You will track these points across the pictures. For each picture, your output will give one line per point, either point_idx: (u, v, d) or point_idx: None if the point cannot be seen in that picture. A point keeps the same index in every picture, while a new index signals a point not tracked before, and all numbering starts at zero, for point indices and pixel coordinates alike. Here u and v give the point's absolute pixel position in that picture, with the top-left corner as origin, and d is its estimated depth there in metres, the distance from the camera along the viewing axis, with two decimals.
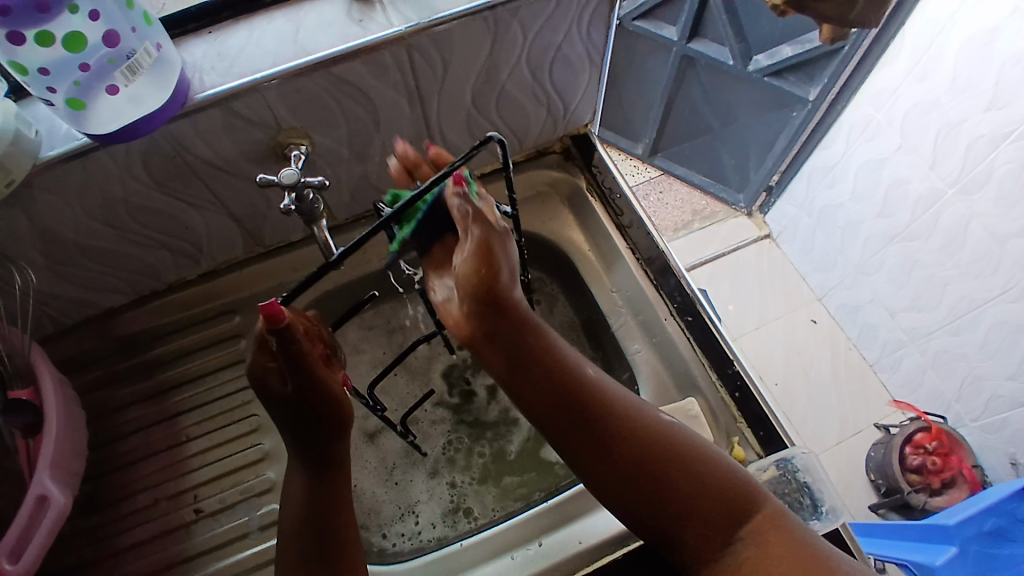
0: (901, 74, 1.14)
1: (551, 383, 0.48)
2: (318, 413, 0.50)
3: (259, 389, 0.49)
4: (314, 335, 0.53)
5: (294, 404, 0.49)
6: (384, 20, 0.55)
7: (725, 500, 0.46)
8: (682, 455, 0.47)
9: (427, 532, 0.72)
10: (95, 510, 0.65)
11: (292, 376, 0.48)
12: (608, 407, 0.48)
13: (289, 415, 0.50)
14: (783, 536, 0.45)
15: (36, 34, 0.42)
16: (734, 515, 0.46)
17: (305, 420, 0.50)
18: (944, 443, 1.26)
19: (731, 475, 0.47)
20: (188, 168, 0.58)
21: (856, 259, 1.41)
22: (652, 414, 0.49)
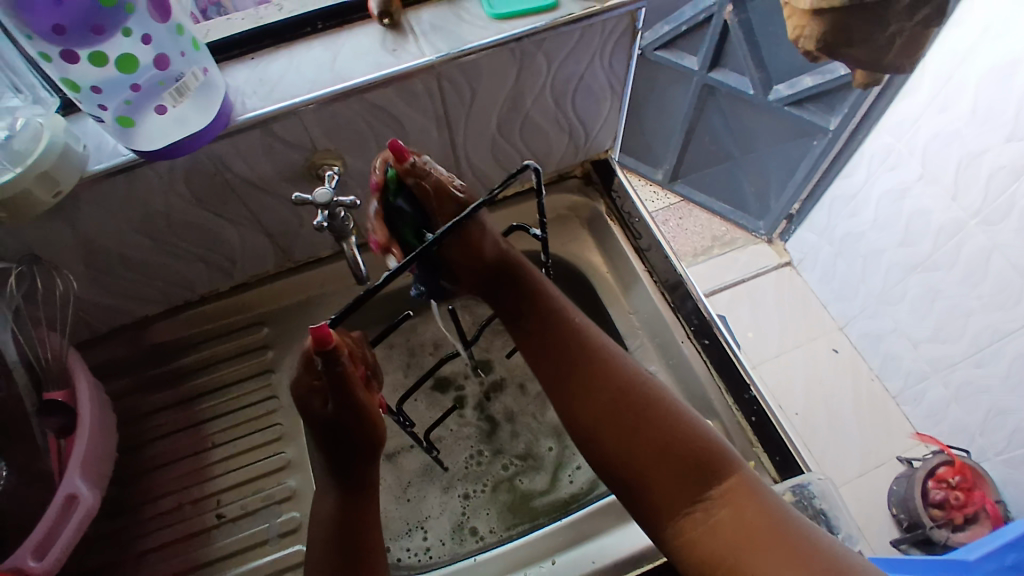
0: (922, 105, 1.14)
1: (553, 344, 0.56)
2: (354, 432, 0.51)
3: (302, 407, 0.51)
4: (357, 357, 0.55)
5: (333, 424, 0.51)
6: (417, 50, 0.58)
7: (698, 458, 0.49)
8: (662, 412, 0.51)
9: (437, 549, 0.73)
10: (121, 511, 0.67)
11: (335, 396, 0.49)
12: (594, 362, 0.54)
13: (330, 436, 0.51)
14: (755, 502, 0.46)
15: (90, 55, 0.46)
16: (707, 474, 0.48)
17: (342, 440, 0.52)
18: (967, 477, 1.23)
19: (703, 440, 0.50)
20: (227, 185, 0.61)
21: (877, 289, 1.40)
22: (635, 374, 0.54)
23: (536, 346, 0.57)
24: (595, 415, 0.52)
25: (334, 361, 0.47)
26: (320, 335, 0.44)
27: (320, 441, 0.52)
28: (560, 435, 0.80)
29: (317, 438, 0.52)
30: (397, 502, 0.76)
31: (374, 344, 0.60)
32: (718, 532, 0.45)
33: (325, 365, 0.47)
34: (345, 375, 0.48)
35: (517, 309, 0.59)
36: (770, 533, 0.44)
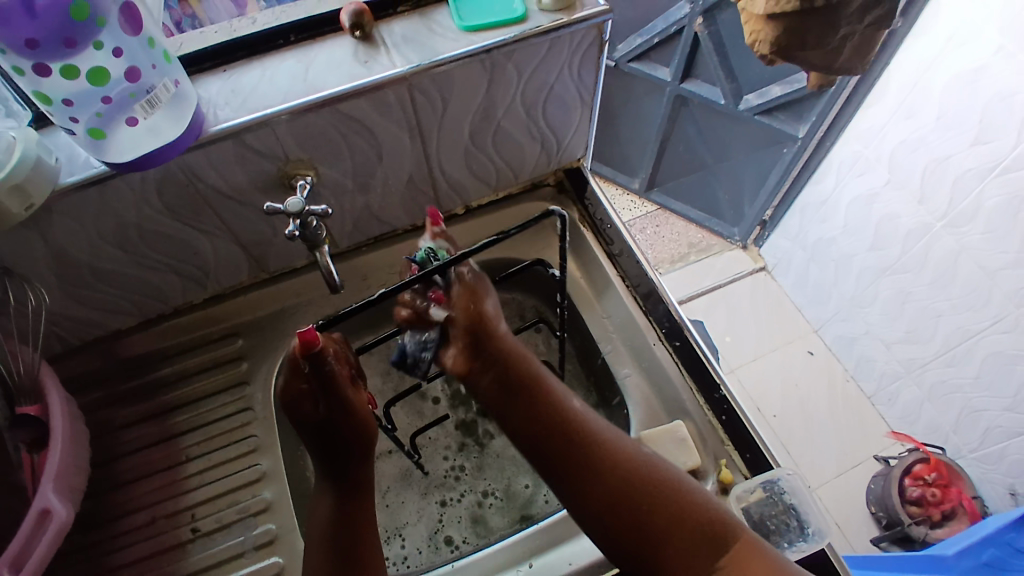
0: (888, 113, 1.18)
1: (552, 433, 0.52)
2: (342, 432, 0.53)
3: (290, 408, 0.53)
4: (342, 357, 0.55)
5: (318, 422, 0.53)
6: (388, 62, 0.59)
7: (705, 529, 0.48)
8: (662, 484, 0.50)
9: (412, 559, 0.73)
10: (92, 527, 0.66)
11: (325, 398, 0.52)
12: (591, 440, 0.52)
13: (315, 434, 0.53)
14: (764, 568, 0.46)
15: (62, 67, 0.46)
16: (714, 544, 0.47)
17: (331, 436, 0.53)
18: (943, 474, 1.26)
19: (707, 507, 0.49)
20: (199, 196, 0.61)
21: (850, 292, 1.43)
22: (635, 447, 0.52)
23: (537, 441, 0.52)
24: (599, 500, 0.49)
25: (319, 361, 0.50)
26: (306, 337, 0.47)
27: (309, 443, 0.54)
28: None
29: (305, 438, 0.54)
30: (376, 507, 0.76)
31: (359, 350, 0.61)
32: None
33: (311, 365, 0.50)
34: (331, 372, 0.51)
35: (496, 385, 0.54)
36: None
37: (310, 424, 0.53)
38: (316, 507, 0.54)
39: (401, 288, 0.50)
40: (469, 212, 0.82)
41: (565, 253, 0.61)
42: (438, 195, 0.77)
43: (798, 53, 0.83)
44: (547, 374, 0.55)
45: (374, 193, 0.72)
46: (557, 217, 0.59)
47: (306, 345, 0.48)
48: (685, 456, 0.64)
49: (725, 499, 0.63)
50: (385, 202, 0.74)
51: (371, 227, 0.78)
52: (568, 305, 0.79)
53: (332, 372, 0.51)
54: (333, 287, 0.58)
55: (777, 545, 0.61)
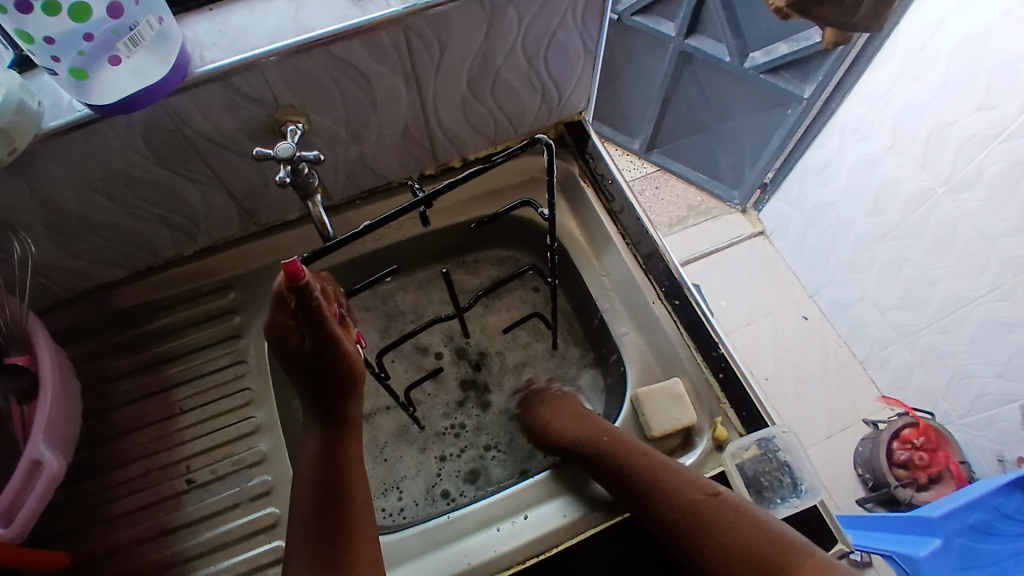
0: (894, 75, 1.15)
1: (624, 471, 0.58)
2: (328, 371, 0.52)
3: (277, 344, 0.51)
4: (330, 294, 0.54)
5: (305, 356, 0.51)
6: (383, 2, 0.56)
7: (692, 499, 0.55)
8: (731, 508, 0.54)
9: (410, 510, 0.74)
10: (86, 478, 0.66)
11: (312, 336, 0.49)
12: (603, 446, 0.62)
13: (303, 372, 0.52)
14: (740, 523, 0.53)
15: (45, 3, 0.44)
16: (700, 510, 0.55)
17: (319, 376, 0.52)
18: (931, 439, 1.28)
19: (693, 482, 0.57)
20: (187, 142, 0.59)
21: (847, 258, 1.42)
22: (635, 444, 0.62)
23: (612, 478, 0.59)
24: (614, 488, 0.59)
25: (307, 299, 0.47)
26: (290, 271, 0.44)
27: (297, 376, 0.53)
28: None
29: (295, 375, 0.53)
30: (374, 461, 0.77)
31: (351, 292, 0.64)
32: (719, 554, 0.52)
33: (297, 301, 0.46)
34: (317, 310, 0.47)
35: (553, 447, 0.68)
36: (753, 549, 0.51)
37: (298, 358, 0.51)
38: (305, 444, 0.55)
39: (388, 220, 0.54)
40: (466, 165, 0.80)
41: (553, 190, 0.62)
42: (435, 148, 0.75)
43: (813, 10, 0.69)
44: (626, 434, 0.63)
45: (368, 143, 0.70)
46: (545, 146, 0.59)
47: (290, 279, 0.44)
48: (681, 412, 0.64)
49: (719, 455, 0.63)
50: (380, 153, 0.72)
51: (365, 180, 0.76)
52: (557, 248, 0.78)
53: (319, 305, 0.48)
54: (328, 238, 0.59)
55: (769, 500, 0.60)
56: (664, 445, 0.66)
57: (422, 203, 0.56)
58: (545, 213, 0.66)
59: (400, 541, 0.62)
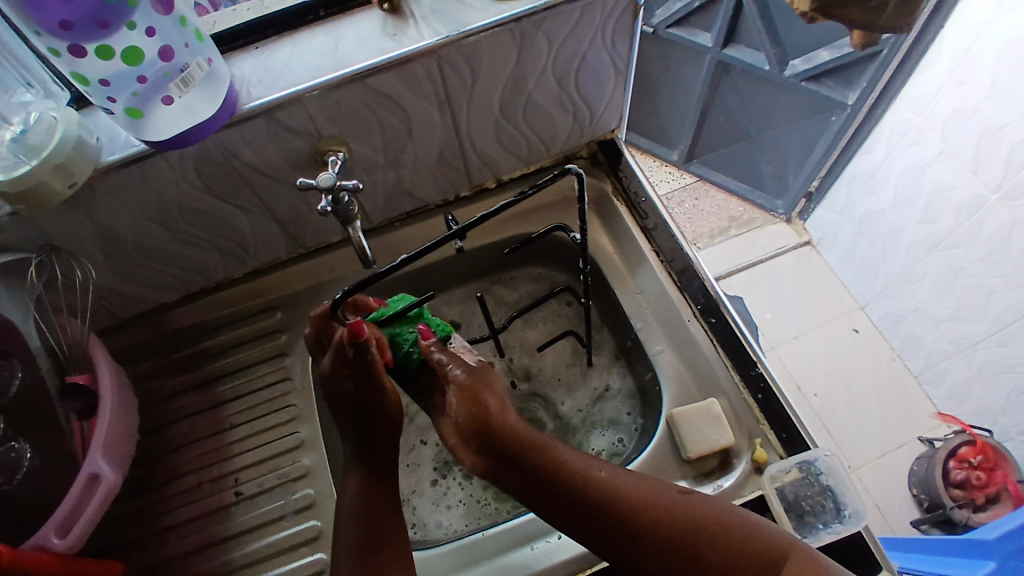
0: (941, 79, 1.12)
1: (588, 514, 0.53)
2: (375, 415, 0.57)
3: (331, 388, 0.57)
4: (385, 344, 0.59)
5: (355, 405, 0.57)
6: (416, 34, 0.58)
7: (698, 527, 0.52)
8: (714, 525, 0.51)
9: (422, 527, 0.74)
10: (142, 491, 0.70)
11: (363, 381, 0.56)
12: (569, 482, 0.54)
13: (354, 418, 0.57)
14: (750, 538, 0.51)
15: (97, 48, 0.47)
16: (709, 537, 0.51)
17: (365, 422, 0.57)
18: (989, 457, 1.20)
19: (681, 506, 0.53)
20: (235, 173, 0.62)
21: (898, 268, 1.37)
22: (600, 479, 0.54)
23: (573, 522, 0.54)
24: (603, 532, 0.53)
25: (363, 349, 0.54)
26: (355, 328, 0.52)
27: (347, 421, 0.58)
28: (568, 419, 0.80)
29: (344, 418, 0.58)
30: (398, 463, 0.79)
31: None
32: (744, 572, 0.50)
33: (355, 351, 0.54)
34: (372, 361, 0.55)
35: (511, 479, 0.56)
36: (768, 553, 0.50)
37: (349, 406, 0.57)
38: (346, 483, 0.59)
39: (419, 257, 0.52)
40: (501, 185, 0.82)
41: (582, 216, 0.62)
42: (469, 170, 0.77)
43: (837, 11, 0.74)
44: (569, 456, 0.56)
45: (405, 168, 0.72)
46: (576, 176, 0.60)
47: (353, 334, 0.52)
48: (719, 434, 0.63)
49: (758, 478, 0.62)
50: (416, 177, 0.74)
51: (402, 203, 0.78)
52: (593, 269, 0.79)
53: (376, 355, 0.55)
54: (365, 262, 0.60)
55: (811, 525, 0.59)
56: (702, 466, 0.64)
57: (455, 236, 0.55)
58: (576, 237, 0.67)
59: (435, 559, 0.63)
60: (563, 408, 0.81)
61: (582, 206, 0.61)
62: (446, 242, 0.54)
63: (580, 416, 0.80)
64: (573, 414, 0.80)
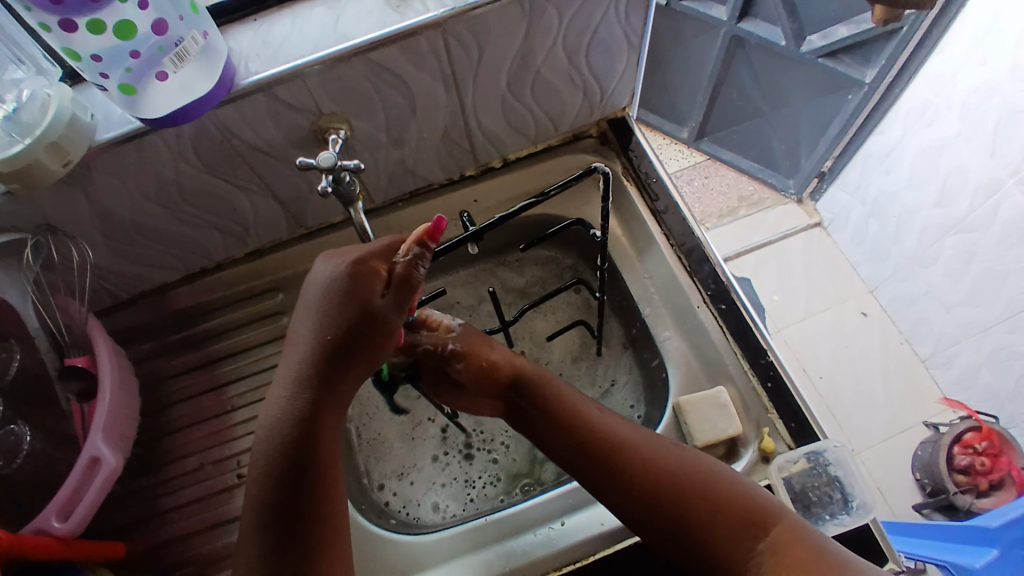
0: (961, 58, 1.09)
1: (587, 458, 0.53)
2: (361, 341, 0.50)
3: (329, 299, 0.50)
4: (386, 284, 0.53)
5: (337, 339, 0.50)
6: (421, 6, 0.56)
7: (679, 476, 0.51)
8: (704, 480, 0.51)
9: (415, 508, 0.74)
10: (145, 471, 0.70)
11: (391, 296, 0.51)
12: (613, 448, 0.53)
13: (338, 351, 0.50)
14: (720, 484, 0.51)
15: (89, 23, 0.45)
16: (685, 493, 0.50)
17: (345, 344, 0.50)
18: (994, 443, 1.19)
19: (666, 457, 0.52)
20: (235, 152, 0.60)
21: (911, 250, 1.34)
22: (619, 433, 0.54)
23: (574, 464, 0.54)
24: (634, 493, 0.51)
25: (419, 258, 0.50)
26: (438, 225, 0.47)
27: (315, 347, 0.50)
28: None
29: (321, 339, 0.50)
30: (402, 439, 0.79)
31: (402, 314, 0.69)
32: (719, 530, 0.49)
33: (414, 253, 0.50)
34: (414, 275, 0.50)
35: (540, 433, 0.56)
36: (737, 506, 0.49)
37: (328, 342, 0.50)
38: None
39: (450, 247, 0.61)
40: (507, 165, 0.80)
41: (606, 214, 0.65)
42: (475, 149, 0.75)
43: None
44: (569, 393, 0.57)
45: (408, 147, 0.70)
46: (602, 176, 0.66)
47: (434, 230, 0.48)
48: (727, 423, 0.62)
49: (766, 468, 0.61)
50: (419, 156, 0.72)
51: (405, 182, 0.76)
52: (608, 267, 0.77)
53: (409, 278, 0.50)
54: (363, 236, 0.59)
55: (817, 516, 0.60)
56: (708, 455, 0.63)
57: (471, 237, 0.63)
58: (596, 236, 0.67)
59: (439, 543, 0.63)
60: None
61: (609, 205, 0.65)
62: (465, 241, 0.62)
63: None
64: None
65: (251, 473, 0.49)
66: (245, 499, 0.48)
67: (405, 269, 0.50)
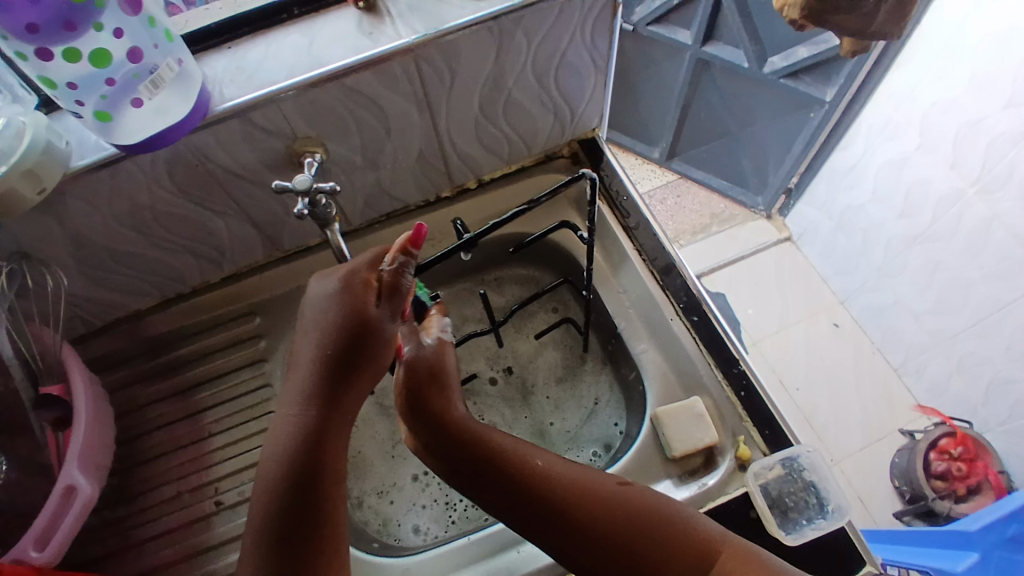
0: (918, 75, 1.14)
1: (523, 500, 0.51)
2: (363, 350, 0.51)
3: (330, 312, 0.51)
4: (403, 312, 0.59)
5: (339, 353, 0.51)
6: (394, 32, 0.57)
7: (615, 515, 0.50)
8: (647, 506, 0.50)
9: (395, 529, 0.73)
10: (120, 502, 0.68)
11: (387, 304, 0.52)
12: (551, 490, 0.51)
13: (338, 365, 0.51)
14: (652, 512, 0.50)
15: (64, 51, 0.46)
16: (627, 529, 0.49)
17: (347, 356, 0.51)
18: (969, 448, 1.22)
19: (604, 494, 0.51)
20: (210, 176, 0.61)
21: (878, 261, 1.39)
22: (557, 474, 0.52)
23: (507, 504, 0.52)
24: (578, 532, 0.50)
25: (405, 266, 0.51)
26: (418, 233, 0.49)
27: (318, 364, 0.51)
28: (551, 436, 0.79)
29: (324, 352, 0.51)
30: (383, 457, 0.78)
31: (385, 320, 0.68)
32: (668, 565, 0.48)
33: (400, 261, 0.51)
34: (403, 284, 0.52)
35: (475, 479, 0.53)
36: (675, 530, 0.49)
37: (330, 357, 0.51)
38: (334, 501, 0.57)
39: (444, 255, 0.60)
40: (482, 186, 0.82)
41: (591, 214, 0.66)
42: (450, 170, 0.76)
43: (830, 17, 0.78)
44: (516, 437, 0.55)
45: (384, 169, 0.71)
46: (589, 181, 0.65)
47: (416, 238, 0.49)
48: (704, 432, 0.63)
49: (743, 475, 0.62)
50: (395, 178, 0.73)
51: (382, 204, 0.77)
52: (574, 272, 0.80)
53: (397, 286, 0.52)
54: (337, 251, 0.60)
55: (796, 521, 0.59)
56: (686, 465, 0.64)
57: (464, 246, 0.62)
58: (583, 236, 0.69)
59: (419, 564, 0.62)
60: (552, 428, 0.79)
61: (594, 210, 0.65)
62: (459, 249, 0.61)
63: (567, 437, 0.79)
64: (560, 435, 0.79)
65: (254, 497, 0.48)
66: (247, 523, 0.48)
67: (393, 277, 0.52)
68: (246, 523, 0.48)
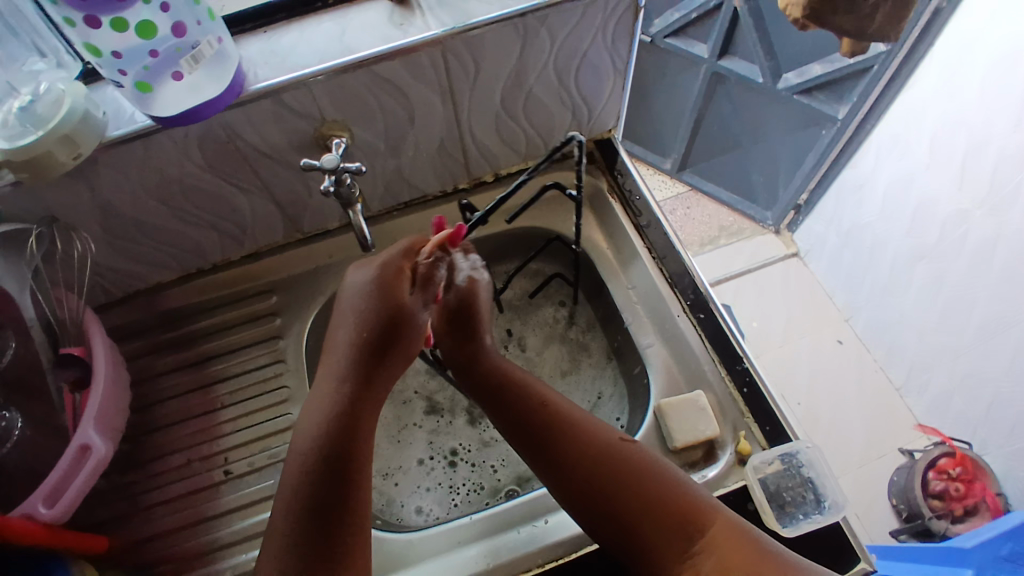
0: (928, 96, 1.16)
1: (536, 428, 0.58)
2: (397, 335, 0.54)
3: (366, 299, 0.54)
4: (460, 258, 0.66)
5: (374, 338, 0.53)
6: (423, 24, 0.60)
7: (620, 462, 0.54)
8: (648, 471, 0.53)
9: (398, 508, 0.75)
10: (130, 467, 0.69)
11: (420, 292, 0.57)
12: (561, 423, 0.57)
13: (374, 348, 0.53)
14: (658, 480, 0.53)
15: (112, 21, 0.48)
16: (634, 489, 0.52)
17: (383, 339, 0.53)
18: (968, 469, 1.23)
19: (610, 441, 0.56)
20: (239, 153, 0.63)
21: (882, 279, 1.40)
22: (568, 409, 0.59)
23: (522, 428, 0.58)
24: (588, 477, 0.54)
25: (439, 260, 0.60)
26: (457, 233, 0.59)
27: (355, 346, 0.53)
28: None
29: (361, 336, 0.53)
30: (387, 440, 0.80)
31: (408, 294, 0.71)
32: (672, 537, 0.50)
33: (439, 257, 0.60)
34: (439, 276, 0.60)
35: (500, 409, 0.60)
36: (681, 505, 0.51)
37: (367, 340, 0.53)
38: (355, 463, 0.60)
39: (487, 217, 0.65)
40: (499, 179, 0.83)
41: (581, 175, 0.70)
42: (468, 162, 0.78)
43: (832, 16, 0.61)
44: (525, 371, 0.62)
45: (405, 156, 0.73)
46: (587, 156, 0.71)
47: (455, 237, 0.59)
48: (705, 424, 0.65)
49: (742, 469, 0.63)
50: (415, 166, 0.75)
51: (401, 192, 0.79)
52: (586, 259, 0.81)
53: (428, 278, 0.58)
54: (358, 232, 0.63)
55: (792, 515, 0.61)
56: (688, 456, 0.65)
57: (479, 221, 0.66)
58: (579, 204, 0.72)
59: (423, 539, 0.63)
60: None
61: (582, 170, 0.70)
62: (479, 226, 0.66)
63: None
64: None
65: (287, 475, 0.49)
66: (279, 500, 0.48)
67: (428, 268, 0.58)
68: (279, 500, 0.48)
